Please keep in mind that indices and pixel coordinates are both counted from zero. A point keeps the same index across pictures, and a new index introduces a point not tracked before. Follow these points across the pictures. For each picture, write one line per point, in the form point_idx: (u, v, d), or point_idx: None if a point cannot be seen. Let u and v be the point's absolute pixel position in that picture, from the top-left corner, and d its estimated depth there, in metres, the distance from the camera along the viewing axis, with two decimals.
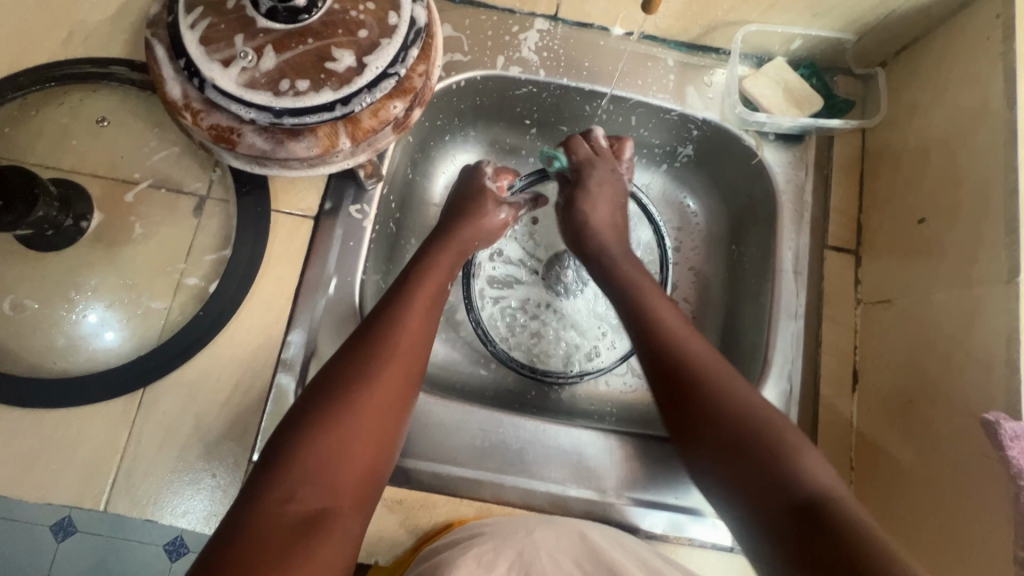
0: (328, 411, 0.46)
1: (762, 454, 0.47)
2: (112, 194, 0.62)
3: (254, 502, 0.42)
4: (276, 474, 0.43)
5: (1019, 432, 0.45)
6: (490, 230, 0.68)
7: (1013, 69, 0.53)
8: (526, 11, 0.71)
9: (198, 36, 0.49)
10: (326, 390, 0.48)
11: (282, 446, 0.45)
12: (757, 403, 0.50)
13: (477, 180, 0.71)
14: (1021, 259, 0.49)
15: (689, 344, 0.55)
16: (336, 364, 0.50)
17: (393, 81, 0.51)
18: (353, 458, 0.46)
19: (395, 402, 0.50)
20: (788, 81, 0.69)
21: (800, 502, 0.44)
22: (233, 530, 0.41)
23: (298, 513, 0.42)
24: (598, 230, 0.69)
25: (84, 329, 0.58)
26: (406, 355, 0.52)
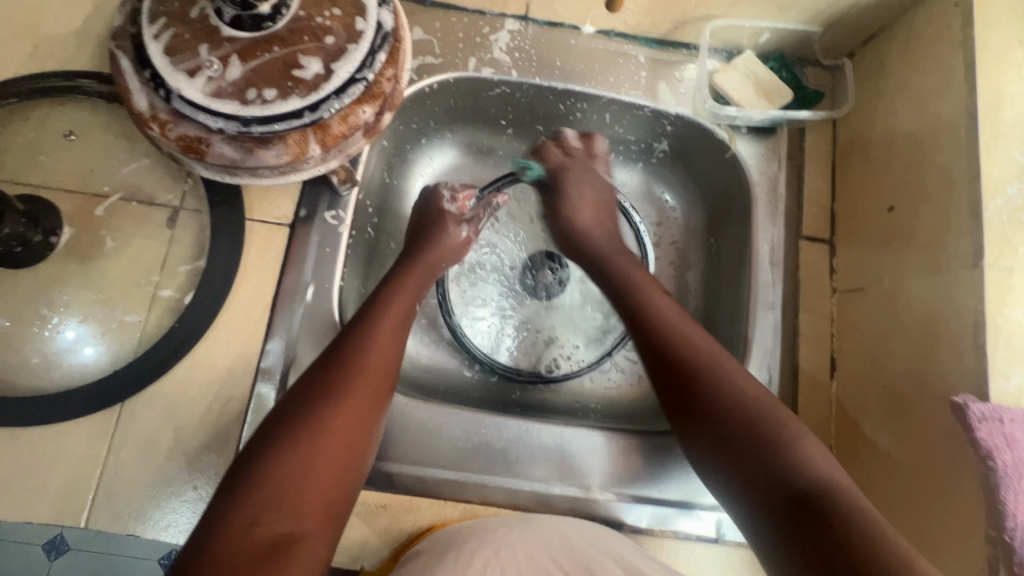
0: (292, 434, 0.46)
1: (760, 441, 0.48)
2: (83, 208, 0.61)
3: (219, 527, 0.42)
4: (240, 498, 0.43)
5: (987, 413, 0.45)
6: (455, 249, 0.69)
7: (972, 57, 0.54)
8: (496, 12, 0.71)
9: (163, 46, 0.49)
10: (294, 410, 0.48)
11: (248, 469, 0.44)
12: (751, 390, 0.51)
13: (436, 205, 0.71)
14: (985, 242, 0.49)
15: (682, 338, 0.55)
16: (303, 386, 0.50)
17: (361, 86, 0.51)
18: (320, 482, 0.46)
19: (363, 425, 0.50)
20: (758, 74, 0.69)
21: (799, 492, 0.44)
22: (196, 557, 0.40)
23: (263, 537, 0.42)
24: (586, 230, 0.69)
25: (60, 346, 0.58)
26: (376, 377, 0.52)
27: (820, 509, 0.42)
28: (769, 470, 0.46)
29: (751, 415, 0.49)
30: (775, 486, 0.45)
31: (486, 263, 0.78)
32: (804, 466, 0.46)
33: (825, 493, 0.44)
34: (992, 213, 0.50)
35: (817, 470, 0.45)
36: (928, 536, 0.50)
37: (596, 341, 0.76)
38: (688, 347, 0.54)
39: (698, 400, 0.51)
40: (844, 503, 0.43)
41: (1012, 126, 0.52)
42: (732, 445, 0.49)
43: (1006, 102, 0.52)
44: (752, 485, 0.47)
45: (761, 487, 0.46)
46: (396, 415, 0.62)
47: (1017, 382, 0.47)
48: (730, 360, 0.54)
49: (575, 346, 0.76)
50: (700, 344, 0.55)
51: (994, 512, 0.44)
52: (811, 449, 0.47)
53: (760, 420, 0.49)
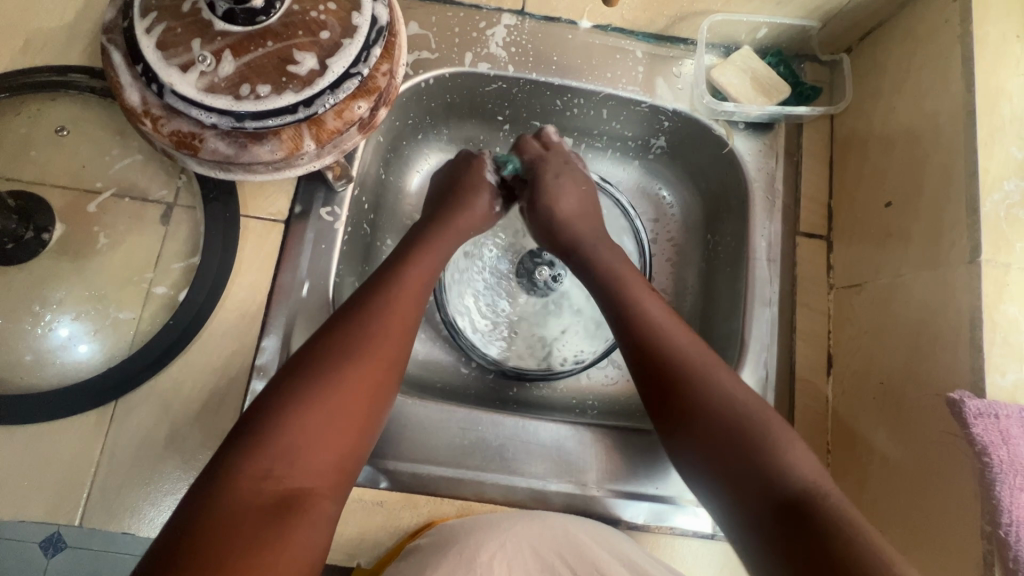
0: (313, 386, 0.46)
1: (744, 450, 0.48)
2: (75, 205, 0.60)
3: (229, 475, 0.42)
4: (254, 448, 0.43)
5: (983, 409, 0.45)
6: (478, 220, 0.69)
7: (970, 52, 0.53)
8: (493, 7, 0.71)
9: (155, 40, 0.48)
10: (314, 362, 0.48)
11: (258, 421, 0.45)
12: (743, 399, 0.50)
13: (469, 170, 0.70)
14: (982, 238, 0.49)
15: (669, 336, 0.55)
16: (317, 342, 0.50)
17: (356, 81, 0.50)
18: (331, 441, 0.45)
19: (378, 386, 0.50)
20: (755, 69, 0.69)
21: (784, 497, 0.45)
22: (202, 505, 0.40)
23: (273, 492, 0.42)
24: (567, 219, 0.68)
25: (53, 343, 0.57)
26: (396, 335, 0.52)
27: (807, 518, 0.43)
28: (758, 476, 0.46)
29: (739, 426, 0.49)
30: (765, 492, 0.46)
31: (484, 259, 0.78)
32: (788, 471, 0.46)
33: (810, 500, 0.44)
34: (989, 209, 0.50)
35: (799, 478, 0.46)
36: (927, 533, 0.50)
37: (593, 338, 0.76)
38: (679, 354, 0.53)
39: (685, 407, 0.51)
40: (832, 508, 0.43)
41: (1009, 122, 0.52)
42: (721, 453, 0.49)
43: (1004, 97, 0.52)
44: (735, 488, 0.47)
45: (746, 492, 0.46)
46: (392, 412, 0.62)
47: (1013, 378, 0.47)
48: (720, 365, 0.53)
49: (574, 343, 0.76)
50: (688, 351, 0.54)
51: (989, 508, 0.44)
52: (795, 455, 0.47)
53: (749, 427, 0.49)
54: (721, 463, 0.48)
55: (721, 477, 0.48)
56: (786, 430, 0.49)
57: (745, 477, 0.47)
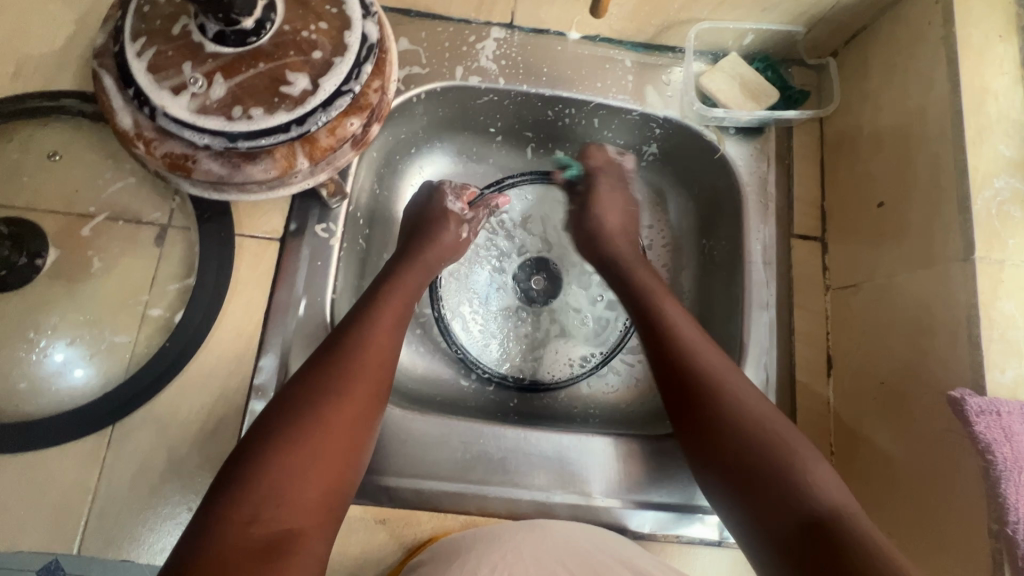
0: (289, 427, 0.46)
1: (773, 465, 0.47)
2: (69, 229, 0.60)
3: (214, 525, 0.41)
4: (235, 496, 0.42)
5: (984, 406, 0.45)
6: (451, 247, 0.69)
7: (954, 53, 0.54)
8: (482, 20, 0.71)
9: (146, 64, 0.49)
10: (293, 400, 0.48)
11: (241, 466, 0.44)
12: (766, 414, 0.51)
13: (439, 201, 0.70)
14: (976, 236, 0.50)
15: (702, 353, 0.55)
16: (295, 383, 0.50)
17: (348, 99, 0.51)
18: (313, 480, 0.45)
19: (360, 423, 0.49)
20: (743, 75, 0.70)
21: (813, 519, 0.44)
22: (187, 557, 0.40)
23: (261, 535, 0.41)
24: (611, 234, 0.71)
25: (48, 370, 0.57)
26: (373, 372, 0.52)
27: (829, 539, 0.42)
28: (779, 495, 0.46)
29: (766, 441, 0.49)
30: (785, 516, 0.45)
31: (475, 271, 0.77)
32: (815, 496, 0.45)
33: (837, 525, 0.43)
34: (981, 207, 0.50)
35: (825, 500, 0.45)
36: (930, 535, 0.50)
37: (593, 349, 0.76)
38: (707, 373, 0.53)
39: (710, 427, 0.51)
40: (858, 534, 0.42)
41: (996, 120, 0.52)
42: (744, 474, 0.48)
43: (990, 96, 0.53)
44: (750, 507, 0.47)
45: (773, 515, 0.46)
46: (393, 428, 0.61)
47: (1013, 374, 0.47)
48: (748, 384, 0.53)
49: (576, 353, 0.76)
50: (715, 368, 0.54)
51: (996, 506, 0.44)
52: (823, 479, 0.46)
53: (767, 444, 0.48)
54: (737, 484, 0.48)
55: (751, 504, 0.47)
56: (811, 450, 0.49)
57: (772, 500, 0.46)
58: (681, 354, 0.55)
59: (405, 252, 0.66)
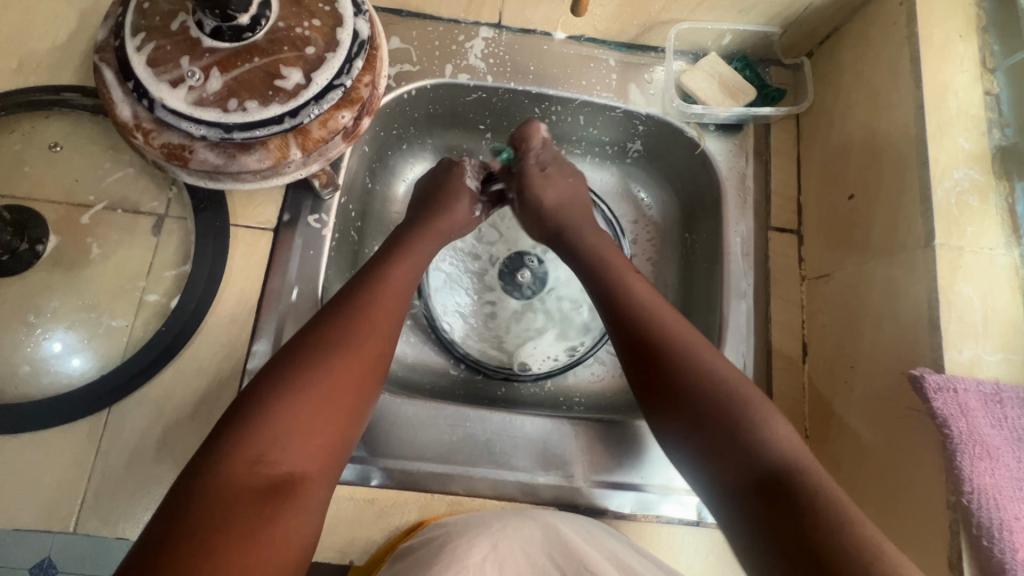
0: (298, 374, 0.48)
1: (726, 421, 0.49)
2: (68, 218, 0.62)
3: (220, 462, 0.43)
4: (243, 435, 0.44)
5: (942, 383, 0.47)
6: (461, 221, 0.70)
7: (917, 51, 0.57)
8: (471, 21, 0.74)
9: (145, 58, 0.51)
10: (301, 351, 0.50)
11: (250, 408, 0.46)
12: (721, 369, 0.52)
13: (455, 176, 0.72)
14: (936, 224, 0.52)
15: (662, 317, 0.57)
16: (305, 335, 0.52)
17: (340, 92, 0.53)
18: (319, 427, 0.47)
19: (366, 377, 0.51)
20: (722, 73, 0.72)
21: (769, 470, 0.46)
22: (194, 488, 0.41)
23: (267, 474, 0.43)
24: (559, 206, 0.70)
25: (46, 354, 0.58)
26: (379, 330, 0.54)
27: (784, 491, 0.44)
28: (738, 449, 0.48)
29: (726, 397, 0.50)
30: (745, 467, 0.47)
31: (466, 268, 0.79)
32: (768, 446, 0.47)
33: (791, 473, 0.45)
34: (941, 196, 0.53)
35: (780, 451, 0.47)
36: (895, 509, 0.52)
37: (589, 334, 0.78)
38: (663, 333, 0.55)
39: (671, 386, 0.53)
40: (813, 482, 0.44)
41: (956, 114, 0.55)
42: (702, 427, 0.50)
43: (951, 92, 0.56)
44: (711, 461, 0.49)
45: (735, 468, 0.47)
46: (383, 411, 0.63)
47: (970, 353, 0.49)
48: (711, 349, 0.55)
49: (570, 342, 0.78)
50: (673, 327, 0.56)
51: (952, 478, 0.46)
52: (780, 430, 0.48)
53: (727, 400, 0.50)
54: (698, 435, 0.50)
55: (713, 457, 0.49)
56: (769, 406, 0.50)
57: (733, 451, 0.48)
58: (635, 316, 0.57)
59: (421, 221, 0.67)
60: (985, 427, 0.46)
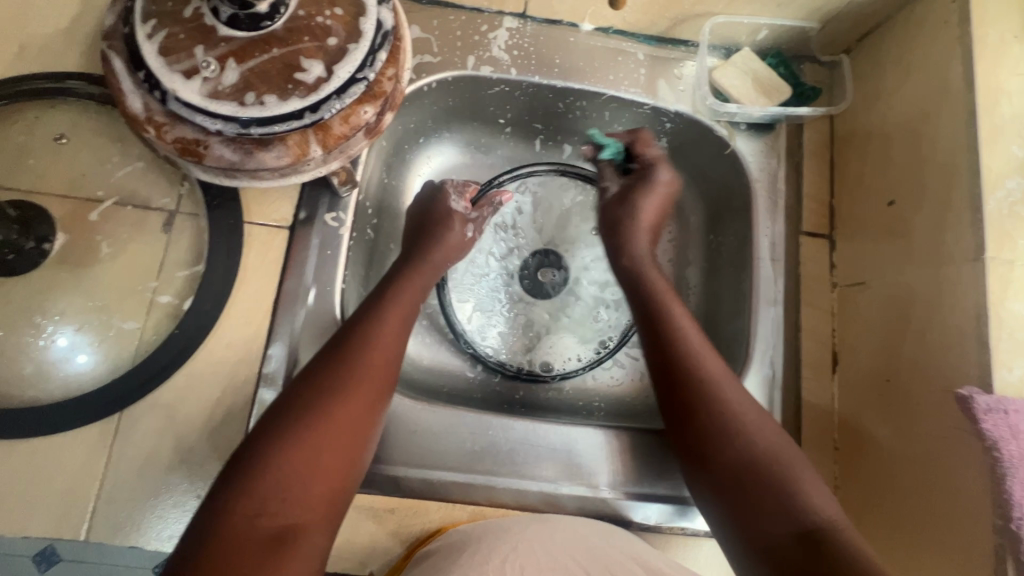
0: (297, 421, 0.46)
1: (762, 478, 0.49)
2: (75, 214, 0.59)
3: (222, 515, 0.42)
4: (242, 488, 0.43)
5: (992, 404, 0.46)
6: (457, 247, 0.68)
7: (970, 51, 0.54)
8: (494, 10, 0.70)
9: (157, 46, 0.48)
10: (301, 395, 0.48)
11: (251, 457, 0.45)
12: (761, 428, 0.52)
13: (442, 203, 0.70)
14: (987, 236, 0.50)
15: (709, 366, 0.55)
16: (306, 377, 0.50)
17: (363, 86, 0.50)
18: (318, 477, 0.45)
19: (365, 419, 0.50)
20: (756, 70, 0.69)
21: (804, 529, 0.46)
22: (197, 543, 0.41)
23: (266, 529, 0.42)
24: (632, 229, 0.68)
25: (55, 355, 0.56)
26: (378, 368, 0.52)
27: (822, 551, 0.44)
28: (777, 509, 0.47)
29: (762, 458, 0.50)
30: (779, 525, 0.47)
31: (484, 268, 0.77)
32: (808, 505, 0.47)
33: (828, 533, 0.45)
34: (993, 207, 0.51)
35: (818, 512, 0.47)
36: (921, 541, 0.52)
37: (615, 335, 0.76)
38: (714, 386, 0.54)
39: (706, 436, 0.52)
40: (847, 546, 0.44)
41: (1010, 120, 0.52)
42: (739, 485, 0.50)
43: (1004, 96, 0.53)
44: (748, 522, 0.48)
45: (761, 525, 0.47)
46: (402, 418, 0.61)
47: (1021, 373, 0.47)
48: (747, 397, 0.54)
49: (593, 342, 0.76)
50: (717, 378, 0.54)
51: (1001, 502, 0.45)
52: (813, 489, 0.48)
53: (769, 463, 0.50)
54: (739, 494, 0.49)
55: (735, 514, 0.49)
56: (807, 467, 0.50)
57: (754, 510, 0.48)
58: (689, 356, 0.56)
59: (412, 254, 0.65)
60: None
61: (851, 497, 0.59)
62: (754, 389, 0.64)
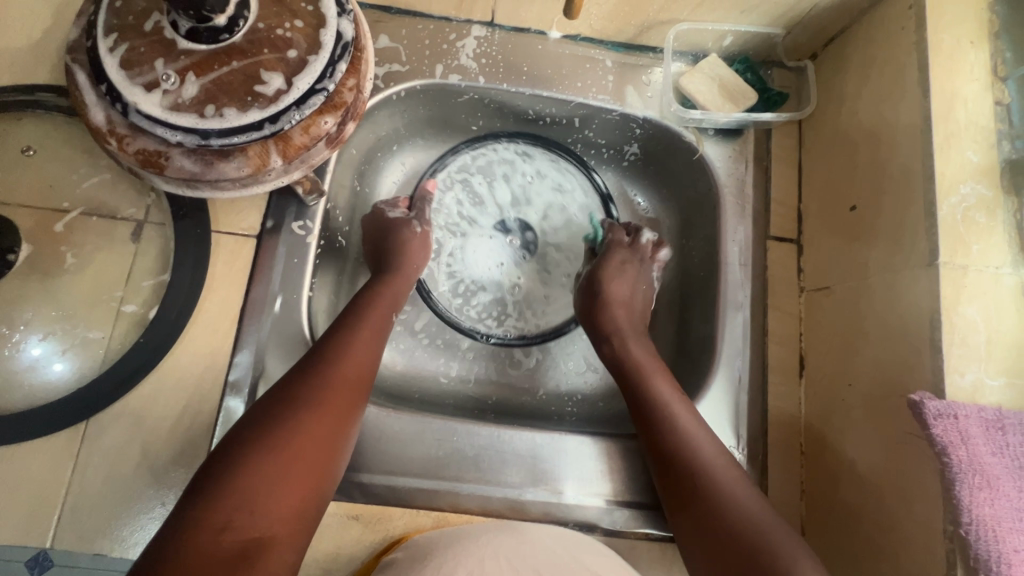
0: (270, 432, 0.47)
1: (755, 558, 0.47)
2: (43, 224, 0.60)
3: (188, 529, 0.41)
4: (210, 501, 0.43)
5: (942, 410, 0.46)
6: (422, 250, 0.69)
7: (925, 59, 0.54)
8: (462, 18, 0.71)
9: (118, 60, 0.49)
10: (273, 408, 0.49)
11: (220, 471, 0.44)
12: (748, 501, 0.51)
13: (378, 216, 0.70)
14: (941, 241, 0.50)
15: (696, 442, 0.56)
16: (279, 391, 0.50)
17: (322, 97, 0.51)
18: (289, 487, 0.45)
19: (336, 433, 0.50)
20: (722, 76, 0.70)
21: None
22: (162, 557, 0.40)
23: (236, 542, 0.41)
24: (610, 302, 0.68)
25: (22, 365, 0.57)
26: (351, 384, 0.53)
27: None
28: None
29: (746, 531, 0.49)
30: None
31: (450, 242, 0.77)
32: None
33: None
34: (947, 212, 0.51)
35: None
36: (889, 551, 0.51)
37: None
38: (696, 463, 0.54)
39: (699, 493, 0.53)
40: None
41: (965, 126, 0.53)
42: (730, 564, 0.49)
43: (959, 102, 0.53)
44: None
45: None
46: (369, 425, 0.62)
47: (973, 378, 0.48)
48: (740, 477, 0.54)
49: (568, 351, 0.77)
50: (708, 458, 0.54)
51: (951, 507, 0.45)
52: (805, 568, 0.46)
53: (754, 533, 0.49)
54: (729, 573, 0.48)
55: None
56: (797, 543, 0.48)
57: None
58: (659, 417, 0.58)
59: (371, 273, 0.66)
60: (986, 456, 0.44)
61: (813, 501, 0.60)
62: (721, 393, 0.64)
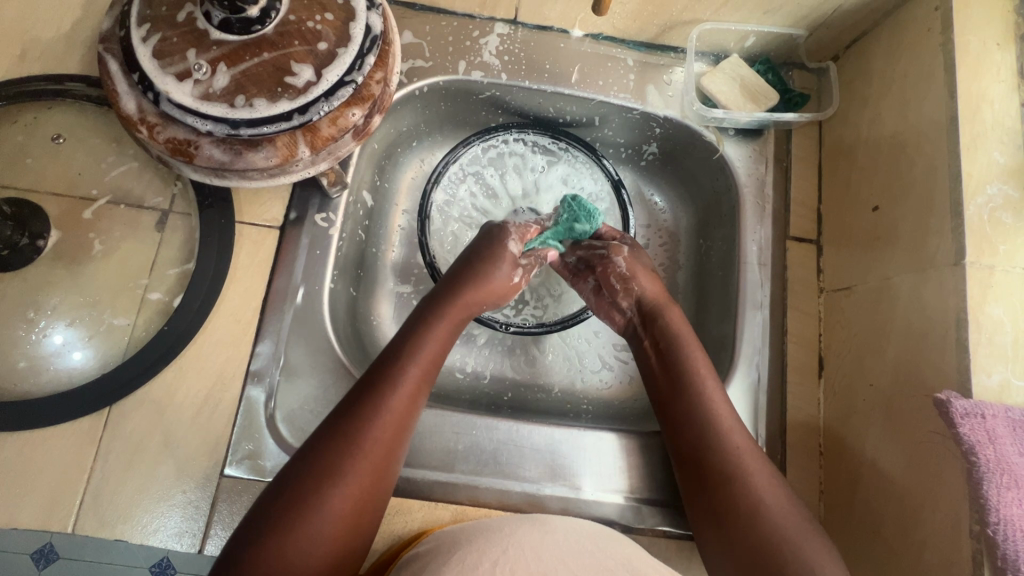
0: (323, 471, 0.46)
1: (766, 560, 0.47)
2: (71, 212, 0.61)
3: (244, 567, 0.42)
4: (263, 542, 0.43)
5: (969, 409, 0.46)
6: (500, 291, 0.65)
7: (952, 60, 0.55)
8: (486, 16, 0.72)
9: (151, 49, 0.49)
10: (328, 442, 0.48)
11: (275, 509, 0.45)
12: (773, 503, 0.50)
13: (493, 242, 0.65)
14: (967, 241, 0.50)
15: (729, 441, 0.54)
16: (335, 422, 0.49)
17: (350, 89, 0.51)
18: (338, 530, 0.45)
19: (388, 468, 0.49)
20: (743, 77, 0.70)
21: None
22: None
23: None
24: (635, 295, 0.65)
25: (47, 350, 0.57)
26: (405, 416, 0.51)
27: None
28: None
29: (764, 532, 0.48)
30: None
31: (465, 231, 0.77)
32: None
33: None
34: (973, 212, 0.51)
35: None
36: (914, 551, 0.50)
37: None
38: (724, 463, 0.52)
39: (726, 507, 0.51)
40: None
41: (991, 127, 0.53)
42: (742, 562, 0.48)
43: (986, 103, 0.53)
44: None
45: None
46: None
47: (999, 378, 0.48)
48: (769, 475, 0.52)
49: (584, 349, 0.77)
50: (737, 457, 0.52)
51: (978, 507, 0.45)
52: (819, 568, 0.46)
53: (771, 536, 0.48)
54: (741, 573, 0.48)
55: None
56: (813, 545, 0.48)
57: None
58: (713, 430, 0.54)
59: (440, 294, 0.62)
60: (1014, 456, 0.45)
61: (832, 502, 0.59)
62: (740, 392, 0.64)
